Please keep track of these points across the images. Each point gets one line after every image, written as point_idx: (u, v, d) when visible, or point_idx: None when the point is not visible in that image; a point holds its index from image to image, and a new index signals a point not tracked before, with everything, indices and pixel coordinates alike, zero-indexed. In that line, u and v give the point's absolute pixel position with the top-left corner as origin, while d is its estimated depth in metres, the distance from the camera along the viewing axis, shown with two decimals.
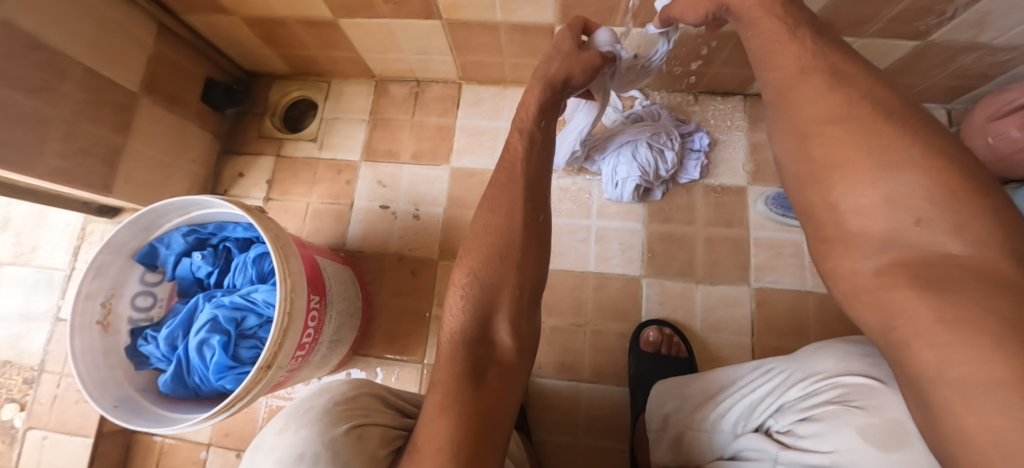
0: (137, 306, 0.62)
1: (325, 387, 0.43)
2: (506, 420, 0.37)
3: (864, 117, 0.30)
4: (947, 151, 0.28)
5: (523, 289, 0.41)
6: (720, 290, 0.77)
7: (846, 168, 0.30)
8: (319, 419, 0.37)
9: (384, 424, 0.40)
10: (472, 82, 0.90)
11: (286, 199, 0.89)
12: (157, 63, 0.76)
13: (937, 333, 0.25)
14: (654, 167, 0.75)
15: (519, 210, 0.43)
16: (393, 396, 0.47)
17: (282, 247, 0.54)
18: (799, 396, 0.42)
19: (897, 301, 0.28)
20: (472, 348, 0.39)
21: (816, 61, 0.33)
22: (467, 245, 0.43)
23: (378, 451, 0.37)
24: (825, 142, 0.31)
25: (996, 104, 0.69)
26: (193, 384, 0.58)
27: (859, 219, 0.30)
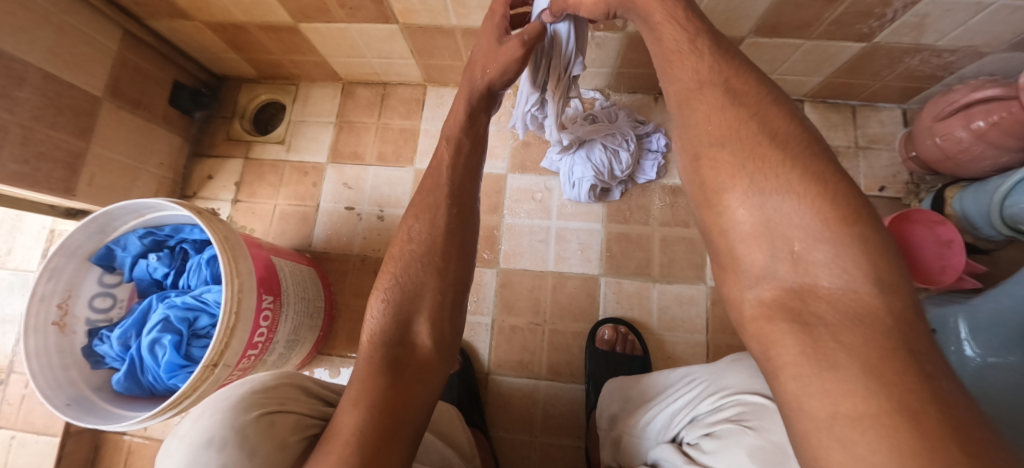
0: (95, 307, 0.62)
1: (249, 377, 0.44)
2: (413, 419, 0.41)
3: (749, 140, 0.32)
4: (823, 176, 0.30)
5: (444, 295, 0.46)
6: (676, 289, 0.78)
7: (730, 192, 0.32)
8: (232, 405, 0.39)
9: (298, 413, 0.43)
10: (436, 84, 0.91)
11: (253, 201, 0.90)
12: (121, 68, 0.77)
13: (800, 361, 0.26)
14: (609, 168, 0.76)
15: (441, 218, 0.48)
16: (318, 385, 0.49)
17: (231, 248, 0.55)
18: (709, 410, 0.45)
19: (770, 328, 0.29)
20: (391, 350, 0.43)
21: (711, 74, 0.35)
22: (394, 253, 0.48)
23: (288, 436, 0.40)
24: (715, 165, 0.33)
25: (942, 104, 0.69)
26: (147, 383, 0.59)
27: (743, 242, 0.31)
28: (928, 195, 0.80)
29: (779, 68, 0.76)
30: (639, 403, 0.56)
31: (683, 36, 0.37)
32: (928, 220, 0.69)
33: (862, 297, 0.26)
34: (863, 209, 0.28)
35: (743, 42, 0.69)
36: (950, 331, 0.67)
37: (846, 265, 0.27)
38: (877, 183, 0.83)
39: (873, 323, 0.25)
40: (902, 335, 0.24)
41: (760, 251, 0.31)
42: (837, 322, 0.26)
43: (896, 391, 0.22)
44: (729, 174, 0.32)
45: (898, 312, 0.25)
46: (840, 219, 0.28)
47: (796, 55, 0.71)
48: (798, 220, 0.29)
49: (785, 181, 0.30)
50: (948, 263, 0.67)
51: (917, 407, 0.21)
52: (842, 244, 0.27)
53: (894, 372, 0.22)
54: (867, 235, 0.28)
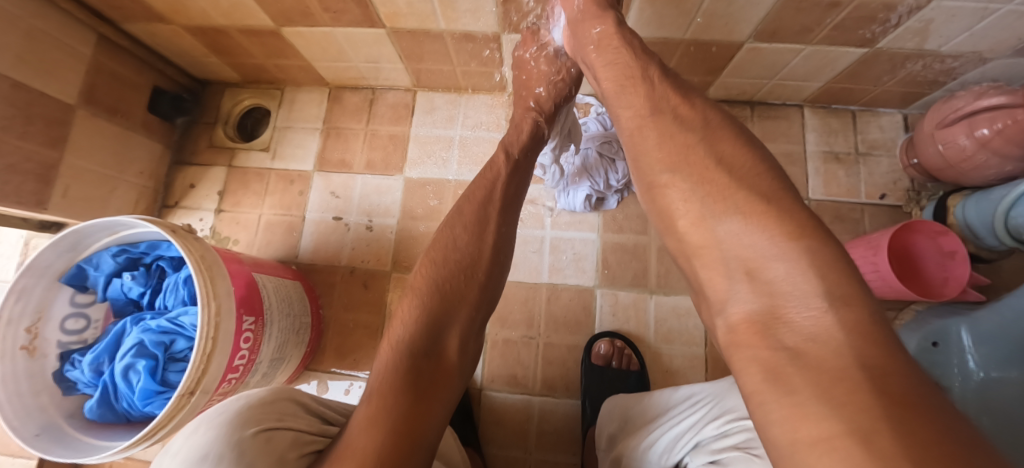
0: (67, 329, 0.60)
1: (244, 392, 0.42)
2: (429, 440, 0.38)
3: (696, 163, 0.31)
4: (769, 195, 0.28)
5: (477, 311, 0.46)
6: (673, 300, 0.76)
7: (683, 218, 0.31)
8: (228, 420, 0.36)
9: (297, 430, 0.40)
10: (426, 89, 0.88)
11: (238, 210, 0.87)
12: (95, 73, 0.73)
13: (767, 387, 0.24)
14: (604, 177, 0.74)
15: (488, 233, 0.49)
16: (315, 403, 0.47)
17: (208, 269, 0.53)
18: (713, 435, 0.44)
19: (739, 355, 0.26)
20: (417, 361, 0.41)
21: (661, 102, 0.35)
22: (430, 257, 0.47)
23: (287, 452, 0.37)
24: (666, 190, 0.32)
25: (945, 110, 0.67)
26: (122, 409, 0.57)
27: (704, 266, 0.30)
28: (929, 203, 0.78)
29: (779, 73, 0.74)
30: (641, 422, 0.54)
31: (635, 71, 0.38)
32: (931, 231, 0.66)
33: (815, 312, 0.23)
34: (810, 222, 0.26)
35: (743, 47, 0.67)
36: (952, 343, 0.65)
37: (795, 281, 0.25)
38: (877, 190, 0.81)
39: (824, 342, 0.23)
40: (862, 349, 0.21)
41: (715, 270, 0.29)
42: (798, 344, 0.24)
43: (851, 412, 0.19)
44: (683, 200, 0.31)
45: (853, 325, 0.22)
46: (786, 233, 0.26)
47: (796, 59, 0.69)
48: (747, 241, 0.27)
49: (736, 201, 0.28)
50: (950, 275, 0.66)
51: (870, 426, 0.18)
52: (793, 262, 0.25)
53: (845, 392, 0.20)
54: (816, 247, 0.25)
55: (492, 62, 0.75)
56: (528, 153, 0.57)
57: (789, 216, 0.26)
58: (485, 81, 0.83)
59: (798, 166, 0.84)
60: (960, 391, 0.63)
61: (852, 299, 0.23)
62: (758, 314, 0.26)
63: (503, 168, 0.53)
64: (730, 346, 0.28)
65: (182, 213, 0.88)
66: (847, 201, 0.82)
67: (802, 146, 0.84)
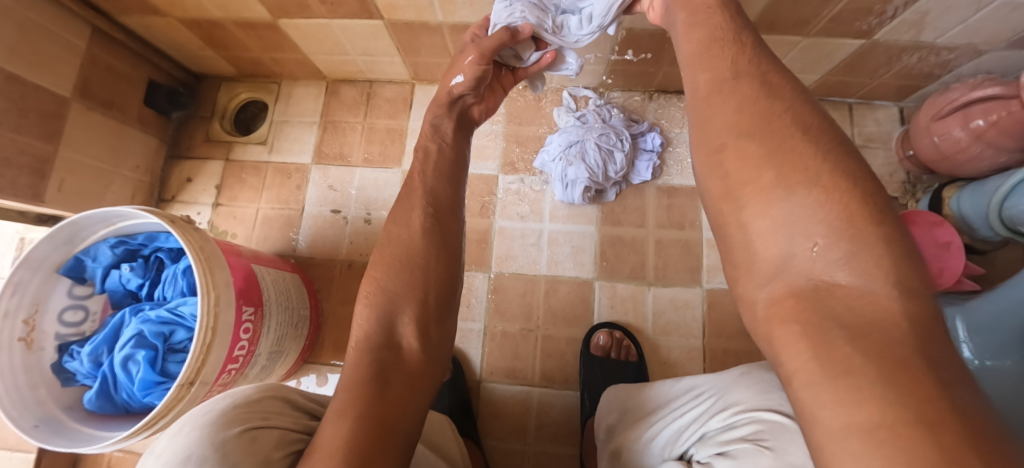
0: (65, 321, 0.59)
1: (230, 391, 0.42)
2: (404, 429, 0.38)
3: (777, 131, 0.28)
4: (854, 175, 0.26)
5: (428, 296, 0.43)
6: (671, 293, 0.76)
7: (752, 185, 0.28)
8: (210, 423, 0.37)
9: (283, 428, 0.40)
10: (424, 83, 0.88)
11: (234, 204, 0.87)
12: (90, 66, 0.73)
13: (802, 372, 0.23)
14: (603, 169, 0.74)
15: (452, 222, 0.48)
16: (304, 397, 0.47)
17: (207, 260, 0.52)
18: (720, 428, 0.44)
19: (783, 330, 0.25)
20: (380, 354, 0.40)
21: (749, 68, 0.31)
22: (378, 252, 0.45)
23: (273, 451, 0.37)
24: (739, 156, 0.29)
25: (939, 103, 0.68)
26: (122, 400, 0.57)
27: (761, 237, 0.27)
28: (924, 195, 0.79)
29: (776, 65, 0.74)
30: (639, 414, 0.54)
31: (724, 32, 0.33)
32: (927, 222, 0.68)
33: (877, 299, 0.22)
34: (887, 210, 0.25)
35: None
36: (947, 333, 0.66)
37: (880, 265, 0.23)
38: None
39: (886, 328, 0.21)
40: (924, 338, 0.21)
41: (778, 242, 0.26)
42: (858, 324, 0.22)
43: (913, 402, 0.18)
44: (754, 165, 0.28)
45: (915, 315, 0.21)
46: (865, 217, 0.24)
47: (794, 52, 0.69)
48: (816, 217, 0.25)
49: (819, 173, 0.26)
50: (945, 265, 0.66)
51: (936, 419, 0.18)
52: (871, 244, 0.24)
53: (910, 380, 0.19)
54: (895, 234, 0.24)
55: None
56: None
57: (870, 198, 0.25)
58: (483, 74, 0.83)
59: None
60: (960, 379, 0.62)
61: (918, 290, 0.22)
62: (808, 290, 0.25)
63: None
64: (768, 322, 0.26)
65: (179, 207, 0.88)
66: None
67: None
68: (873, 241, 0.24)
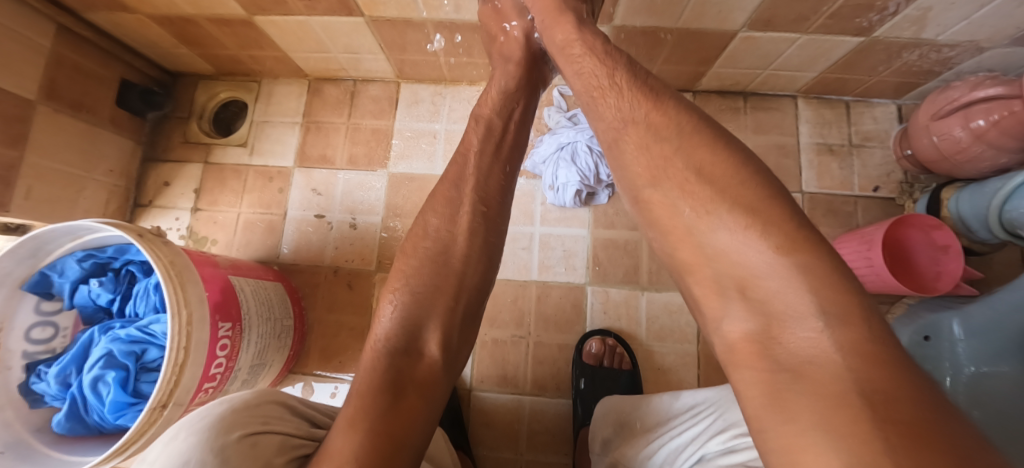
0: (33, 339, 0.57)
1: (225, 396, 0.39)
2: (412, 443, 0.36)
3: (677, 175, 0.33)
4: (755, 204, 0.29)
5: (457, 302, 0.43)
6: (664, 297, 0.75)
7: (674, 230, 0.32)
8: (210, 426, 0.33)
9: (285, 433, 0.38)
10: (410, 81, 0.85)
11: (215, 209, 0.84)
12: (57, 67, 0.68)
13: (765, 411, 0.26)
14: (595, 171, 0.72)
15: (465, 231, 0.45)
16: (302, 405, 0.44)
17: (177, 275, 0.50)
18: (717, 450, 0.41)
19: (739, 374, 0.29)
20: (396, 360, 0.39)
21: (631, 113, 0.37)
22: (400, 255, 0.45)
23: (274, 457, 0.34)
24: (653, 206, 0.34)
25: (940, 102, 0.66)
26: (94, 422, 0.54)
27: (697, 283, 0.32)
28: (922, 195, 0.77)
29: (772, 63, 0.72)
30: (640, 428, 0.53)
31: (602, 76, 0.40)
32: (924, 224, 0.66)
33: (815, 334, 0.25)
34: (800, 233, 0.27)
35: (736, 36, 0.64)
36: (942, 335, 0.65)
37: (791, 295, 0.26)
38: (870, 183, 0.80)
39: (824, 366, 0.24)
40: (866, 372, 0.23)
41: (706, 287, 0.31)
42: (796, 364, 0.26)
43: (855, 445, 0.21)
44: (671, 218, 0.33)
45: (853, 345, 0.24)
46: (776, 247, 0.27)
47: (791, 49, 0.67)
48: (745, 260, 0.28)
49: (722, 213, 0.29)
50: (943, 269, 0.65)
51: (869, 458, 0.20)
52: (785, 277, 0.27)
53: (845, 421, 0.22)
54: (807, 262, 0.26)
55: (477, 53, 0.72)
56: (523, 137, 0.54)
57: (777, 228, 0.28)
58: (470, 73, 0.80)
59: (792, 158, 0.82)
60: (951, 384, 0.63)
61: (851, 319, 0.25)
62: (755, 334, 0.28)
63: (476, 141, 0.50)
64: (729, 364, 0.30)
65: (156, 213, 0.85)
66: (840, 194, 0.80)
67: (795, 137, 0.83)
68: (789, 278, 0.27)
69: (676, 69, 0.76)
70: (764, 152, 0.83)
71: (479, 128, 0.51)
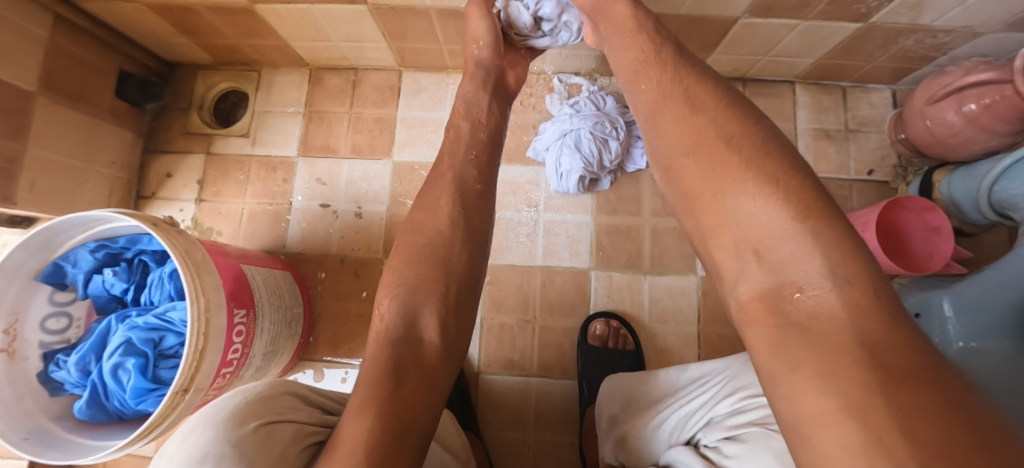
0: (49, 329, 0.57)
1: (239, 388, 0.40)
2: (420, 426, 0.37)
3: (706, 150, 0.35)
4: (778, 176, 0.31)
5: (449, 290, 0.45)
6: (666, 281, 0.77)
7: (701, 196, 0.35)
8: (226, 420, 0.35)
9: (298, 421, 0.39)
10: (412, 69, 0.85)
11: (218, 200, 0.84)
12: (55, 57, 0.67)
13: (771, 361, 0.28)
14: (598, 158, 0.73)
15: (459, 211, 0.48)
16: (314, 393, 0.46)
17: (194, 264, 0.51)
18: (727, 411, 0.45)
19: (752, 330, 0.31)
20: (398, 347, 0.40)
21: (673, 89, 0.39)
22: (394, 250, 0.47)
23: (291, 445, 0.36)
24: (685, 174, 0.37)
25: (935, 87, 0.68)
26: (114, 408, 0.55)
27: (718, 249, 0.34)
28: (916, 178, 0.79)
29: (772, 49, 0.73)
30: (642, 405, 0.56)
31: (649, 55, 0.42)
32: (917, 206, 0.68)
33: (822, 292, 0.27)
34: (816, 202, 0.30)
35: (738, 22, 0.65)
36: (933, 313, 0.67)
37: (804, 260, 0.29)
38: (866, 167, 0.82)
39: (828, 321, 0.26)
40: (865, 328, 0.25)
41: (727, 253, 0.34)
42: (803, 320, 0.28)
43: (851, 388, 0.23)
44: (689, 201, 0.36)
45: (855, 305, 0.26)
46: (795, 214, 0.30)
47: (791, 35, 0.68)
48: (763, 218, 0.31)
49: (770, 201, 0.31)
50: (934, 250, 0.67)
51: (866, 401, 0.22)
52: (800, 240, 0.29)
53: (845, 369, 0.24)
54: (822, 228, 0.29)
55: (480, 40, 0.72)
56: None
57: (782, 202, 0.30)
58: None
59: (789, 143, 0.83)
60: None
61: (855, 280, 0.27)
62: (768, 291, 0.30)
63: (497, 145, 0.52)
64: (741, 322, 0.32)
65: (159, 204, 0.85)
66: (836, 178, 0.82)
67: (794, 123, 0.84)
68: (814, 231, 0.29)
69: None
70: None
71: (466, 120, 0.54)
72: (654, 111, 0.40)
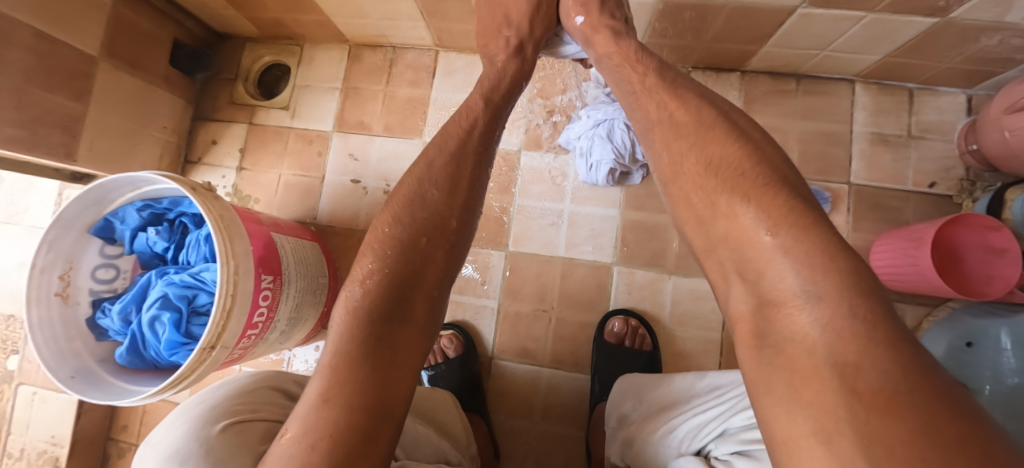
0: (98, 278, 0.62)
1: (220, 383, 0.44)
2: (397, 413, 0.35)
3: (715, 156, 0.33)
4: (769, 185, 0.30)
5: (445, 271, 0.42)
6: (691, 283, 0.74)
7: (701, 199, 0.33)
8: (201, 416, 0.38)
9: (271, 419, 0.41)
10: (448, 50, 0.85)
11: (257, 169, 0.88)
12: (115, 25, 0.72)
13: (755, 379, 0.27)
14: (630, 150, 0.71)
15: (457, 188, 0.44)
16: (296, 388, 0.49)
17: (226, 228, 0.53)
18: (742, 425, 0.42)
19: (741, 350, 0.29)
20: (378, 328, 0.37)
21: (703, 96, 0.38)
22: (393, 213, 0.42)
23: (260, 442, 0.38)
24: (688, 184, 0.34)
25: (1017, 94, 0.61)
26: (151, 357, 0.60)
27: (710, 267, 0.33)
28: (984, 194, 0.72)
29: (830, 43, 0.68)
30: (650, 403, 0.55)
31: None
32: (981, 225, 0.62)
33: (792, 311, 0.26)
34: (797, 210, 0.28)
35: (793, 13, 0.60)
36: (987, 342, 0.63)
37: (777, 275, 0.27)
38: (926, 178, 0.75)
39: (801, 342, 0.25)
40: (839, 344, 0.23)
41: (716, 270, 0.32)
42: (779, 340, 0.26)
43: (823, 416, 0.22)
44: (686, 210, 0.35)
45: (827, 321, 0.24)
46: (781, 223, 0.28)
47: (852, 29, 0.63)
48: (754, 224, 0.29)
49: (748, 216, 0.29)
50: (996, 274, 0.61)
51: (834, 427, 0.21)
52: (767, 258, 0.28)
53: (813, 392, 0.23)
54: (790, 243, 0.27)
55: None
56: None
57: (766, 212, 0.28)
58: None
59: (840, 147, 0.78)
60: (990, 393, 0.61)
61: (831, 295, 0.24)
62: (751, 311, 0.29)
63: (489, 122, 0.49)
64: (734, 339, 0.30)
65: (205, 169, 0.89)
66: (890, 188, 0.76)
67: (848, 125, 0.78)
68: (796, 239, 0.27)
69: (724, 47, 0.72)
70: (810, 139, 0.78)
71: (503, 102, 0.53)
72: (695, 103, 0.38)
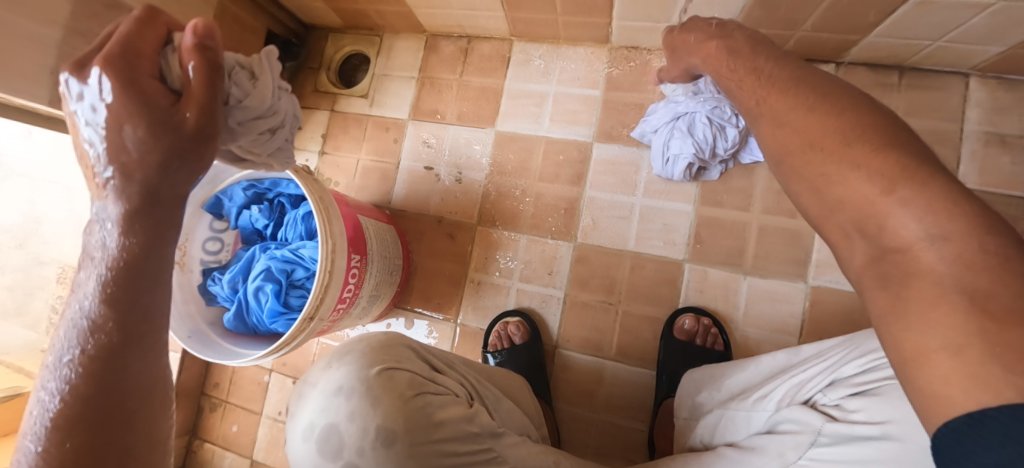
0: (207, 250, 0.69)
1: (368, 333, 0.49)
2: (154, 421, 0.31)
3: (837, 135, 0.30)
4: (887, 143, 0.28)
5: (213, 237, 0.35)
6: (769, 284, 0.72)
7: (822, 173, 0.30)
8: (357, 360, 0.45)
9: (413, 370, 0.45)
10: (523, 40, 0.85)
11: (337, 154, 0.93)
12: (221, 17, 0.78)
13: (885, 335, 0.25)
14: (712, 145, 0.69)
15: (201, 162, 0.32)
16: (428, 347, 0.51)
17: (326, 209, 0.57)
18: (854, 373, 0.40)
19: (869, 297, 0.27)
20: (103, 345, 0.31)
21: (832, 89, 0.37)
22: (118, 183, 0.29)
23: (403, 392, 0.43)
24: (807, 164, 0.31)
25: None
26: (252, 323, 0.66)
27: (828, 230, 0.31)
28: None
29: (947, 33, 0.62)
30: (729, 391, 0.53)
31: None
32: None
33: (918, 251, 0.24)
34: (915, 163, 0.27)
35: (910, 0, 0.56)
36: None
37: (900, 219, 0.25)
38: None
39: (926, 277, 0.23)
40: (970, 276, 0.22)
41: (836, 233, 0.30)
42: (903, 277, 0.25)
43: (957, 337, 0.21)
44: (808, 188, 0.32)
45: (957, 255, 0.23)
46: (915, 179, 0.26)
47: (977, 18, 0.57)
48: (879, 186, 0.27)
49: (873, 180, 0.27)
50: None
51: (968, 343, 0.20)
52: (886, 211, 0.26)
53: (941, 316, 0.22)
54: (911, 192, 0.25)
55: (600, 12, 0.70)
56: None
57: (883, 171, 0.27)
58: (587, 33, 0.78)
59: (947, 147, 0.71)
60: None
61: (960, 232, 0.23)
62: (881, 275, 0.26)
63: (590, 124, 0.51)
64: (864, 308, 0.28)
65: None
66: (1005, 193, 0.69)
67: (957, 123, 0.71)
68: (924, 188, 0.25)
69: (822, 36, 0.68)
70: None
71: None
72: None
